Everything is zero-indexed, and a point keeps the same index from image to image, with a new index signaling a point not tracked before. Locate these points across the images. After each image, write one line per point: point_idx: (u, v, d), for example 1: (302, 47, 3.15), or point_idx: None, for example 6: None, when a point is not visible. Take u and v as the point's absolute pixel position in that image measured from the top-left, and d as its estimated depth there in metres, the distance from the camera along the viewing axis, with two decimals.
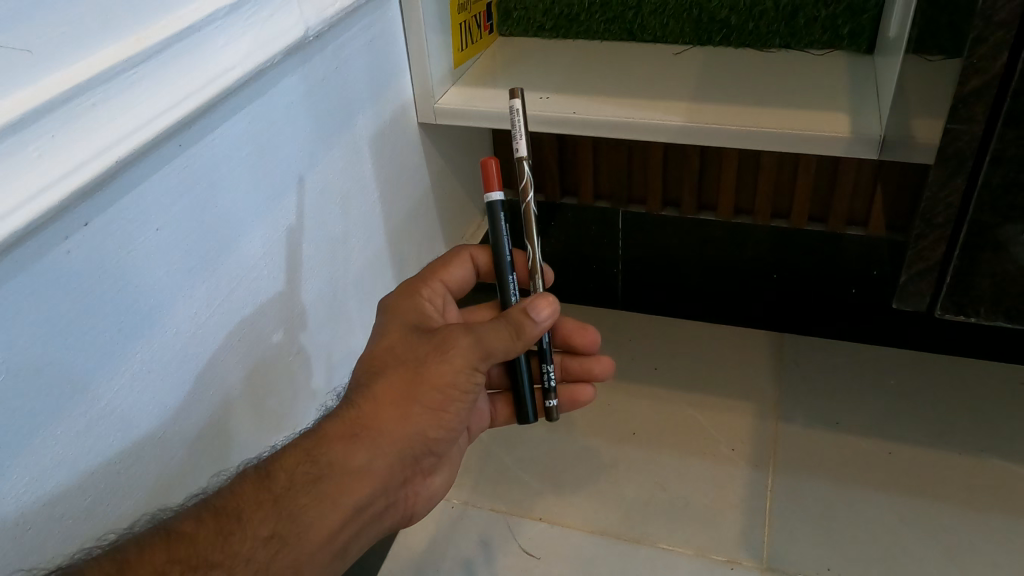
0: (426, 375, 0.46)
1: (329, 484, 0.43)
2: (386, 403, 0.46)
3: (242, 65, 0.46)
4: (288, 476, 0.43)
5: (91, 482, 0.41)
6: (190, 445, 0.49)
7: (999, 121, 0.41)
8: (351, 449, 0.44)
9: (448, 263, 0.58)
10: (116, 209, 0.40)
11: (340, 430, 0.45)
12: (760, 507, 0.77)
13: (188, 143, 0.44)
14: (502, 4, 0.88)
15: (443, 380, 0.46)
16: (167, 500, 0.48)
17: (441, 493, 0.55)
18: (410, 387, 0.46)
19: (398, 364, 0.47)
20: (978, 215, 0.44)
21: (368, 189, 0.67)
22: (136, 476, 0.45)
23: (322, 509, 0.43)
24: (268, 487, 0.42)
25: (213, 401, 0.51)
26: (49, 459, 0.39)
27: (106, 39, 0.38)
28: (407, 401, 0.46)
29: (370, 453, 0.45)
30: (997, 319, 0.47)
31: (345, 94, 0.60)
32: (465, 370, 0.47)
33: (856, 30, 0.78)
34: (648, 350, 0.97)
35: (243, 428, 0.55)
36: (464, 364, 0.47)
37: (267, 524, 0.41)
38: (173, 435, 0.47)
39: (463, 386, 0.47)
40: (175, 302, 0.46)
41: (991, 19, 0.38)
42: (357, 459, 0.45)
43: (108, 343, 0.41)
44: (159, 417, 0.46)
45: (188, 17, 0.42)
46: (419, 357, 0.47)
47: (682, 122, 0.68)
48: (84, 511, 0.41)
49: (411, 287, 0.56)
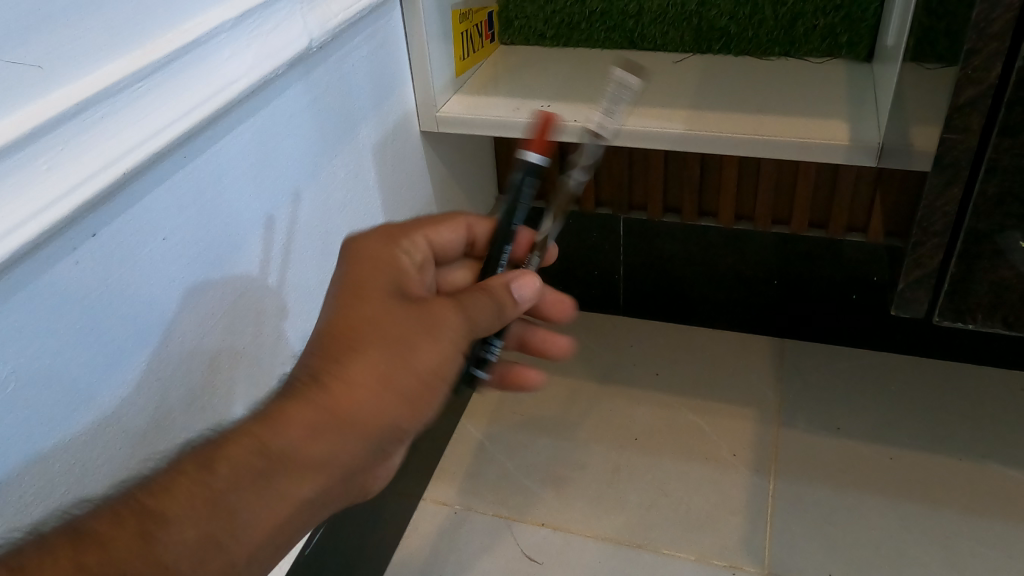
0: (410, 357, 0.38)
1: (282, 484, 0.35)
2: (356, 387, 0.37)
3: (246, 77, 0.46)
4: (237, 468, 0.34)
5: (83, 443, 0.41)
6: (177, 401, 0.47)
7: (993, 130, 0.41)
8: (305, 442, 0.36)
9: (440, 221, 0.53)
10: (123, 221, 0.40)
11: (300, 416, 0.36)
12: (761, 512, 0.78)
13: (194, 153, 0.45)
14: (504, 13, 0.89)
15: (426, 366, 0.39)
16: (154, 451, 0.46)
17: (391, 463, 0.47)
18: (390, 369, 0.38)
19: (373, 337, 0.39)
20: (975, 223, 0.44)
21: (371, 196, 0.68)
22: (126, 440, 0.44)
23: (269, 510, 0.35)
24: (206, 482, 0.34)
25: (196, 367, 0.49)
26: (50, 441, 0.39)
27: (114, 53, 0.39)
28: (383, 385, 0.38)
29: (329, 449, 0.36)
30: (994, 325, 0.48)
31: (348, 103, 0.61)
32: (452, 355, 0.40)
33: (854, 38, 0.78)
34: (650, 357, 0.97)
35: (230, 379, 0.53)
36: (452, 348, 0.40)
37: (194, 526, 0.33)
38: (160, 391, 0.46)
39: (451, 373, 0.40)
40: (180, 312, 0.46)
41: (984, 31, 0.39)
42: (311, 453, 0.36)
43: (115, 354, 0.42)
44: (157, 394, 0.45)
45: (195, 29, 0.43)
46: (403, 331, 0.39)
47: (682, 130, 0.69)
48: (76, 469, 0.40)
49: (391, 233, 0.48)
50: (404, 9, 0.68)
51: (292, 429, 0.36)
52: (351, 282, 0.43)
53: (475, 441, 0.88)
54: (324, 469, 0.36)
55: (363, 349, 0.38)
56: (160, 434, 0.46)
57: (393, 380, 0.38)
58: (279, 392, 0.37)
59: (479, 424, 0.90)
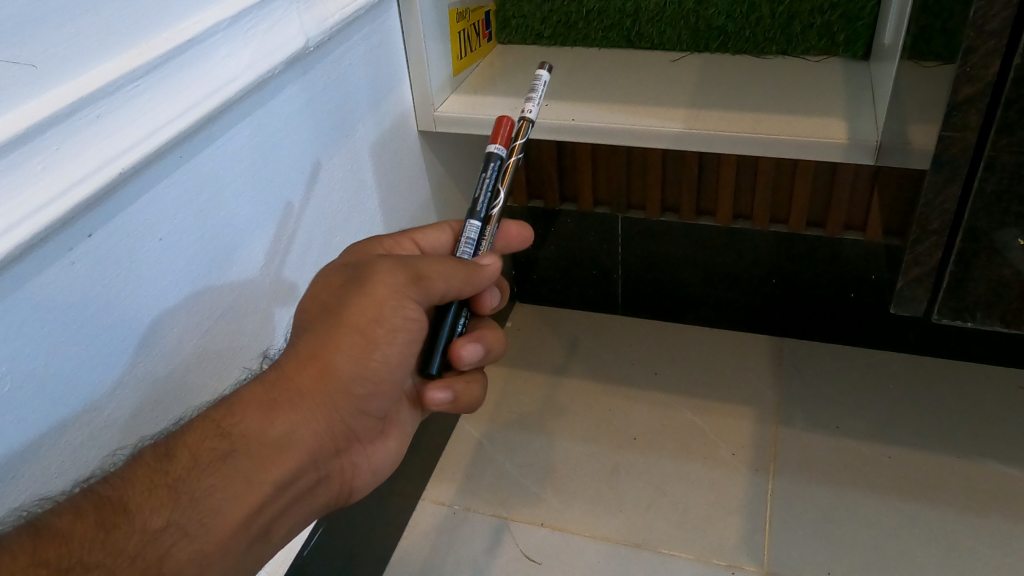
0: (351, 315, 0.44)
1: (238, 462, 0.41)
2: (310, 354, 0.43)
3: (243, 75, 0.46)
4: (192, 454, 0.40)
5: (76, 436, 0.40)
6: (173, 394, 0.47)
7: (992, 128, 0.41)
8: (269, 416, 0.42)
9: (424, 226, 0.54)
10: (119, 221, 0.40)
11: (256, 395, 0.42)
12: (761, 511, 0.78)
13: (192, 151, 0.44)
14: (501, 12, 0.89)
15: (363, 315, 0.44)
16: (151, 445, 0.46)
17: (385, 465, 0.51)
18: (331, 337, 0.44)
19: (321, 300, 0.45)
20: (974, 221, 0.44)
21: (369, 196, 0.68)
22: (120, 436, 0.44)
23: (232, 487, 0.40)
24: (164, 470, 0.39)
25: (192, 361, 0.48)
26: (44, 435, 0.38)
27: (109, 52, 0.39)
28: (329, 352, 0.44)
29: (291, 415, 0.43)
30: (993, 323, 0.48)
31: (345, 102, 0.61)
32: (395, 302, 0.44)
33: (852, 36, 0.78)
34: (649, 356, 0.97)
35: (227, 369, 0.52)
36: (391, 298, 0.44)
37: (160, 514, 0.38)
38: (154, 385, 0.45)
39: (395, 323, 0.45)
40: (177, 313, 0.46)
41: (982, 28, 0.39)
42: (275, 429, 0.42)
43: (111, 354, 0.42)
44: (151, 391, 0.45)
45: (189, 29, 0.43)
46: (343, 295, 0.44)
47: (681, 129, 0.69)
48: (68, 460, 0.40)
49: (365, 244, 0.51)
50: (401, 7, 0.68)
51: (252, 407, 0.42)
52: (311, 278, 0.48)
53: (473, 441, 0.88)
54: (288, 442, 0.43)
55: (314, 325, 0.44)
56: (153, 434, 0.46)
57: (340, 344, 0.44)
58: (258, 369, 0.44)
59: (477, 424, 0.90)
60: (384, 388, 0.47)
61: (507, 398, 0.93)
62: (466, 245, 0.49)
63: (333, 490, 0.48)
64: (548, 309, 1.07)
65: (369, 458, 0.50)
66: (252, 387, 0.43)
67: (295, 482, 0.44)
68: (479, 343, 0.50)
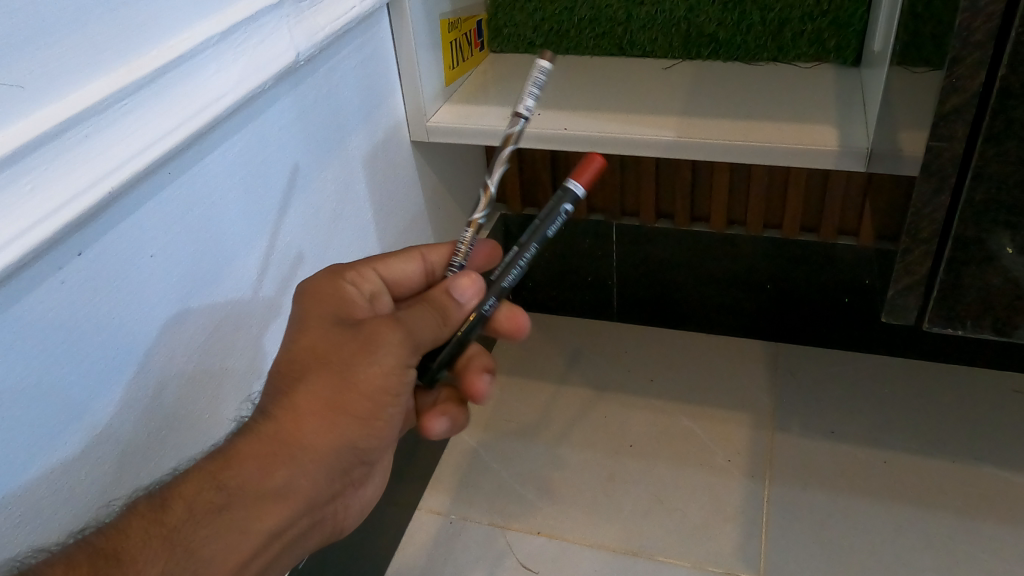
0: (357, 380, 0.43)
1: (234, 513, 0.40)
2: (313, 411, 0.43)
3: (233, 91, 0.46)
4: (186, 505, 0.39)
5: (74, 457, 0.41)
6: (168, 411, 0.47)
7: (978, 138, 0.41)
8: (267, 469, 0.41)
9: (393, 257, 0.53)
10: (107, 241, 0.40)
11: (254, 450, 0.41)
12: (757, 516, 0.78)
13: (182, 168, 0.45)
14: (493, 21, 0.89)
15: (372, 385, 0.44)
16: (146, 465, 0.46)
17: (371, 505, 0.52)
18: (338, 393, 0.43)
19: (320, 365, 0.43)
20: (963, 230, 0.44)
21: (362, 208, 0.68)
22: (116, 455, 0.43)
23: (225, 537, 0.40)
24: (159, 522, 0.38)
25: (185, 381, 0.48)
26: (41, 455, 0.38)
27: (98, 71, 0.39)
28: (333, 410, 0.43)
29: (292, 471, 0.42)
30: (984, 331, 0.48)
31: (336, 114, 0.61)
32: (399, 371, 0.44)
33: (842, 43, 0.79)
34: (644, 362, 0.97)
35: (222, 388, 0.52)
36: (397, 365, 0.44)
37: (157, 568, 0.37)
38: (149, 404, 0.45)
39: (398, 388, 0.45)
40: (170, 330, 0.46)
41: (968, 40, 0.39)
42: (274, 481, 0.41)
43: (105, 371, 0.42)
44: (145, 411, 0.45)
45: (179, 46, 0.43)
46: (346, 358, 0.44)
47: (673, 137, 0.69)
48: (65, 482, 0.40)
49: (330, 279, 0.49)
50: (393, 19, 0.68)
51: (254, 449, 0.41)
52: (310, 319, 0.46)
53: (469, 449, 0.88)
54: (286, 493, 0.42)
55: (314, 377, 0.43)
56: (149, 452, 0.46)
57: (345, 403, 0.43)
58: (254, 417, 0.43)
59: (474, 432, 0.90)
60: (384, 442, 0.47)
61: (503, 406, 0.93)
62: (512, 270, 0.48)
63: (324, 532, 0.48)
64: (543, 316, 1.07)
65: (358, 500, 0.50)
66: None
67: (286, 531, 0.43)
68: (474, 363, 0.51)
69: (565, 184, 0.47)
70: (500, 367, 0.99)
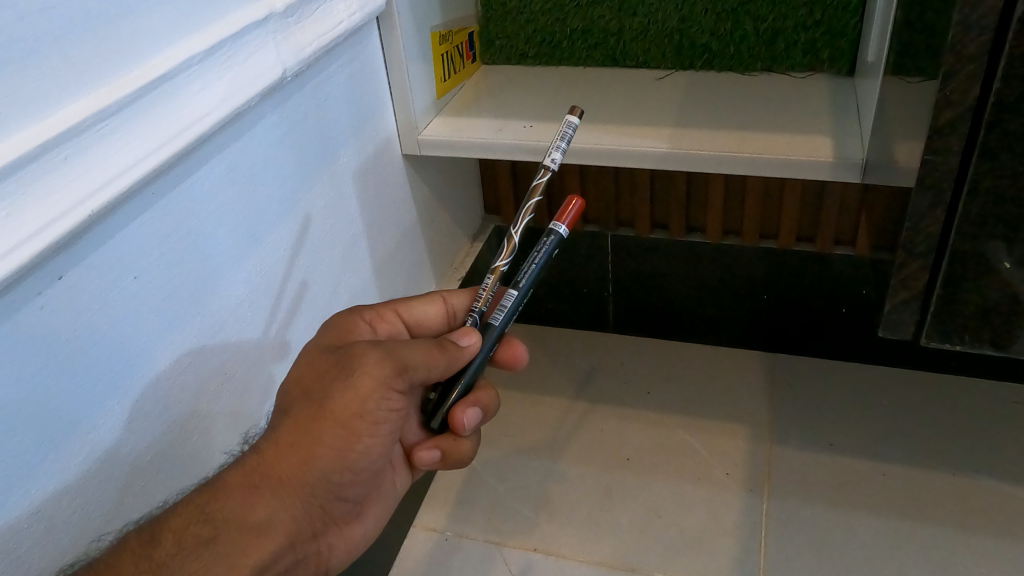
0: (332, 406, 0.44)
1: (219, 547, 0.40)
2: (290, 443, 0.43)
3: (217, 109, 0.45)
4: (175, 538, 0.39)
5: (67, 482, 0.40)
6: (165, 433, 0.47)
7: (974, 152, 0.41)
8: (250, 501, 0.42)
9: (414, 299, 0.55)
10: (89, 264, 0.39)
11: (237, 480, 0.42)
12: (756, 531, 0.77)
13: (165, 188, 0.44)
14: (485, 33, 0.88)
15: (348, 410, 0.44)
16: (144, 488, 0.45)
17: (364, 545, 0.51)
18: (315, 423, 0.44)
19: (304, 394, 0.44)
20: (959, 244, 0.43)
21: (353, 224, 0.67)
22: (110, 478, 0.43)
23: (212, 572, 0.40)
24: (148, 555, 0.38)
25: (180, 403, 0.48)
26: (31, 480, 0.38)
27: (79, 91, 0.38)
28: (311, 441, 0.43)
29: (272, 503, 0.43)
30: (983, 347, 0.47)
31: (326, 129, 0.60)
32: (376, 396, 0.44)
33: (836, 53, 0.78)
34: (641, 374, 0.97)
35: (219, 409, 0.52)
36: (375, 389, 0.44)
37: None
38: (144, 426, 0.45)
39: (376, 415, 0.44)
40: (156, 352, 0.45)
41: (960, 53, 0.38)
42: (255, 513, 0.42)
43: (93, 393, 0.41)
44: (141, 434, 0.44)
45: (162, 64, 0.42)
46: (326, 384, 0.44)
47: (666, 149, 0.68)
48: (59, 508, 0.39)
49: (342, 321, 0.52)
50: (382, 31, 0.67)
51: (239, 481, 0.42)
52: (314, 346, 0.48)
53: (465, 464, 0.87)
54: (268, 526, 0.42)
55: (296, 405, 0.44)
56: (146, 475, 0.45)
57: (322, 433, 0.44)
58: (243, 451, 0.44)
59: None
60: (362, 476, 0.47)
61: (499, 420, 0.92)
62: (505, 309, 0.50)
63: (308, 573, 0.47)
64: (539, 328, 1.06)
65: (345, 540, 0.49)
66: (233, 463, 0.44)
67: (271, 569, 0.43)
68: (479, 403, 0.51)
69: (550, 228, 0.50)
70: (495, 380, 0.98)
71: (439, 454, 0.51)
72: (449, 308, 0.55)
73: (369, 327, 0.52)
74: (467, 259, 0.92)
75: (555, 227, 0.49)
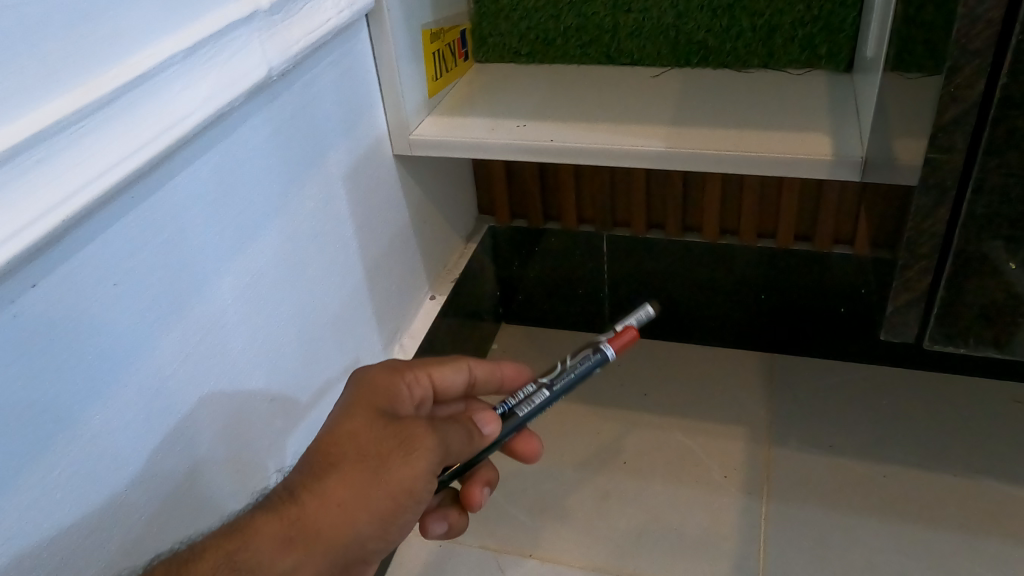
0: (389, 478, 0.43)
1: None
2: (337, 504, 0.41)
3: (200, 110, 0.44)
4: None
5: (44, 495, 0.38)
6: (148, 443, 0.45)
7: (979, 150, 0.40)
8: (281, 553, 0.40)
9: (443, 364, 0.54)
10: (64, 270, 0.38)
11: (274, 529, 0.40)
12: (755, 535, 0.76)
13: (146, 191, 0.43)
14: (477, 30, 0.87)
15: (402, 485, 0.43)
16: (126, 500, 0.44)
17: None
18: (366, 489, 0.42)
19: (356, 458, 0.43)
20: (964, 244, 0.42)
21: (344, 227, 0.66)
22: (90, 490, 0.41)
23: None
24: None
25: (164, 412, 0.46)
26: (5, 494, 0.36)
27: (54, 91, 0.37)
28: (358, 505, 0.42)
29: (307, 560, 0.40)
30: (987, 349, 0.46)
31: (315, 130, 0.59)
32: (428, 476, 0.44)
33: (834, 49, 0.77)
34: (637, 376, 0.95)
35: (207, 419, 0.50)
36: (427, 471, 0.44)
37: None
38: (126, 436, 0.43)
39: (422, 495, 0.44)
40: (138, 359, 0.44)
41: (965, 47, 0.37)
42: (284, 566, 0.39)
43: (70, 403, 0.39)
44: (122, 445, 0.43)
45: (142, 63, 0.41)
46: (384, 455, 0.43)
47: (662, 148, 0.67)
48: (36, 523, 0.38)
49: (382, 377, 0.50)
50: (372, 29, 0.66)
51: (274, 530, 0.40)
52: (354, 406, 0.47)
53: None
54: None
55: (345, 464, 0.43)
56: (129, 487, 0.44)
57: (372, 500, 0.42)
58: (274, 499, 0.42)
59: None
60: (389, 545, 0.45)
61: None
62: (533, 404, 0.50)
63: None
64: (533, 329, 1.05)
65: None
66: (260, 509, 0.41)
67: None
68: (485, 482, 0.55)
69: (596, 344, 0.51)
70: None
71: (445, 527, 0.56)
72: (471, 379, 0.56)
73: (407, 388, 0.51)
74: (460, 260, 0.91)
75: (604, 346, 0.51)
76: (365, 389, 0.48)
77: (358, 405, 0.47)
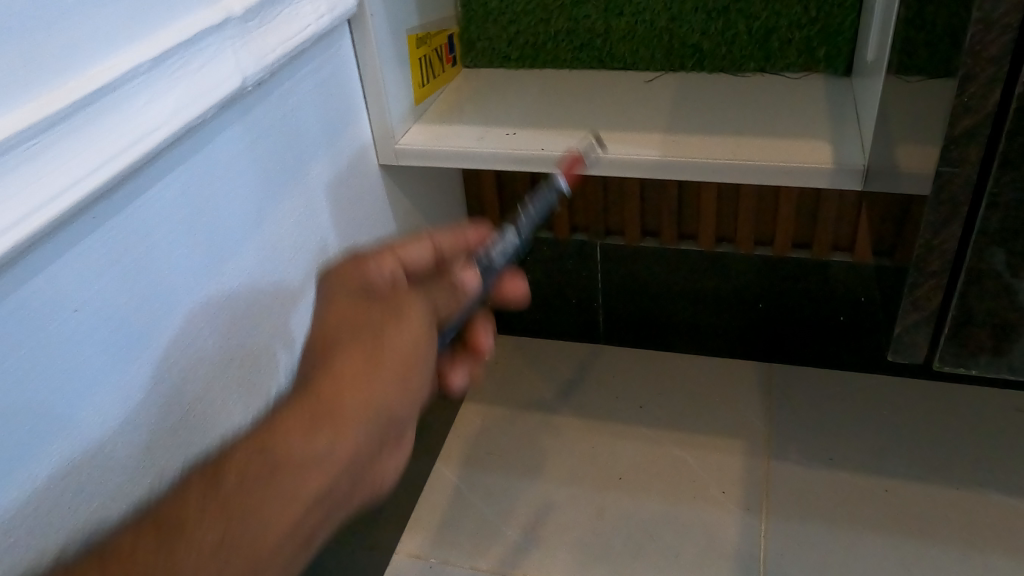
0: (389, 339, 0.40)
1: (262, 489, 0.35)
2: (348, 369, 0.38)
3: (168, 124, 0.41)
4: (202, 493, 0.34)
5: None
6: (111, 481, 0.42)
7: (993, 163, 0.37)
8: (303, 438, 0.36)
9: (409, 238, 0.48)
10: (14, 298, 0.35)
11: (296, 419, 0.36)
12: (754, 554, 0.74)
13: (108, 211, 0.40)
14: (465, 35, 0.84)
15: (405, 347, 0.40)
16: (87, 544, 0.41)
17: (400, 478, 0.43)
18: (371, 363, 0.39)
19: (353, 334, 0.40)
20: (978, 262, 0.40)
21: (327, 242, 0.63)
22: (45, 535, 0.39)
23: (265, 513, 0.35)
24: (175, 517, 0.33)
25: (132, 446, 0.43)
26: None
27: (5, 104, 0.33)
28: (372, 365, 0.39)
29: (321, 418, 0.37)
30: (999, 371, 0.44)
31: (294, 142, 0.56)
32: (427, 337, 0.41)
33: (832, 52, 0.75)
34: (633, 388, 0.93)
35: (179, 451, 0.47)
36: (425, 325, 0.41)
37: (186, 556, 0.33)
38: (87, 473, 0.41)
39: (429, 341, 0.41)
40: (100, 391, 0.41)
41: (980, 55, 0.35)
42: (310, 446, 0.36)
43: (23, 443, 0.37)
44: (82, 483, 0.40)
45: (103, 74, 0.38)
46: (376, 325, 0.40)
47: (657, 156, 0.65)
48: None
49: (355, 260, 0.45)
50: (354, 34, 0.63)
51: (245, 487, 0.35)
52: (333, 297, 0.43)
53: (451, 486, 0.84)
54: (318, 461, 0.36)
55: (337, 356, 0.39)
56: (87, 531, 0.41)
57: (384, 356, 0.39)
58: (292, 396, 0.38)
59: (454, 467, 0.86)
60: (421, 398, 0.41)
61: (486, 438, 0.88)
62: (504, 248, 0.47)
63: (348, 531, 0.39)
64: (526, 340, 1.02)
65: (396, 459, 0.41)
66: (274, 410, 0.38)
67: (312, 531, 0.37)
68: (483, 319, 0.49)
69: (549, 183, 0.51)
70: (481, 396, 0.94)
71: (467, 377, 0.50)
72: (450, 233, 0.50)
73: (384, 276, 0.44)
74: None
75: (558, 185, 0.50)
76: (338, 278, 0.44)
77: (335, 297, 0.43)
